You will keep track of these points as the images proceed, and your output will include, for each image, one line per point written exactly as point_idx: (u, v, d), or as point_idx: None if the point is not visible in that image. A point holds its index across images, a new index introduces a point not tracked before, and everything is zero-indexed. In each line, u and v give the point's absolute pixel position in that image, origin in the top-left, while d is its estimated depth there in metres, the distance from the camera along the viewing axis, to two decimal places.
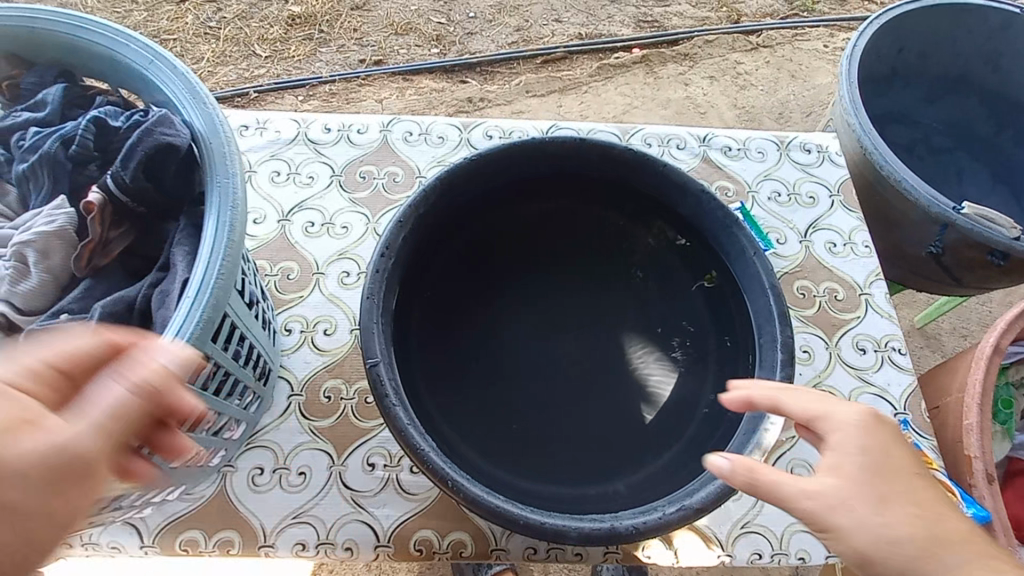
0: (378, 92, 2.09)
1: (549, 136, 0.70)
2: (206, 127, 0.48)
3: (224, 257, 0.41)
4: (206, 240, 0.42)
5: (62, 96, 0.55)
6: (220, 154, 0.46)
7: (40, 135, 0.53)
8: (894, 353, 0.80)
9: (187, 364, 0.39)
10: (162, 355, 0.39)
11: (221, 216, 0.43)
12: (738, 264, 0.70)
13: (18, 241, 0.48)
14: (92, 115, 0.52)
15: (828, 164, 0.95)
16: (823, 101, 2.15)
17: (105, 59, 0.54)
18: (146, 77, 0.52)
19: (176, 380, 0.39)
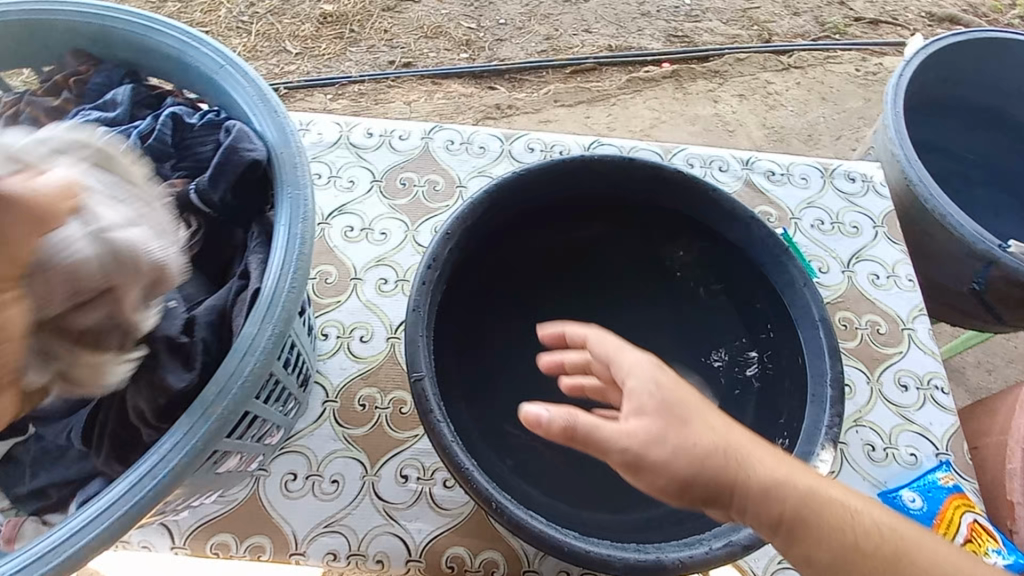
0: (406, 94, 2.09)
1: (601, 154, 0.70)
2: (277, 140, 0.48)
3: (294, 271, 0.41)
4: (277, 253, 0.41)
5: (130, 97, 0.56)
6: (291, 166, 0.46)
7: (112, 133, 0.53)
8: (936, 391, 0.78)
9: (256, 379, 0.39)
10: (234, 369, 0.39)
11: (292, 228, 0.42)
12: (785, 293, 0.69)
13: None
14: (170, 111, 0.54)
15: (872, 194, 0.94)
16: (853, 125, 2.13)
17: (177, 63, 0.55)
18: (216, 83, 0.53)
19: (244, 394, 0.39)
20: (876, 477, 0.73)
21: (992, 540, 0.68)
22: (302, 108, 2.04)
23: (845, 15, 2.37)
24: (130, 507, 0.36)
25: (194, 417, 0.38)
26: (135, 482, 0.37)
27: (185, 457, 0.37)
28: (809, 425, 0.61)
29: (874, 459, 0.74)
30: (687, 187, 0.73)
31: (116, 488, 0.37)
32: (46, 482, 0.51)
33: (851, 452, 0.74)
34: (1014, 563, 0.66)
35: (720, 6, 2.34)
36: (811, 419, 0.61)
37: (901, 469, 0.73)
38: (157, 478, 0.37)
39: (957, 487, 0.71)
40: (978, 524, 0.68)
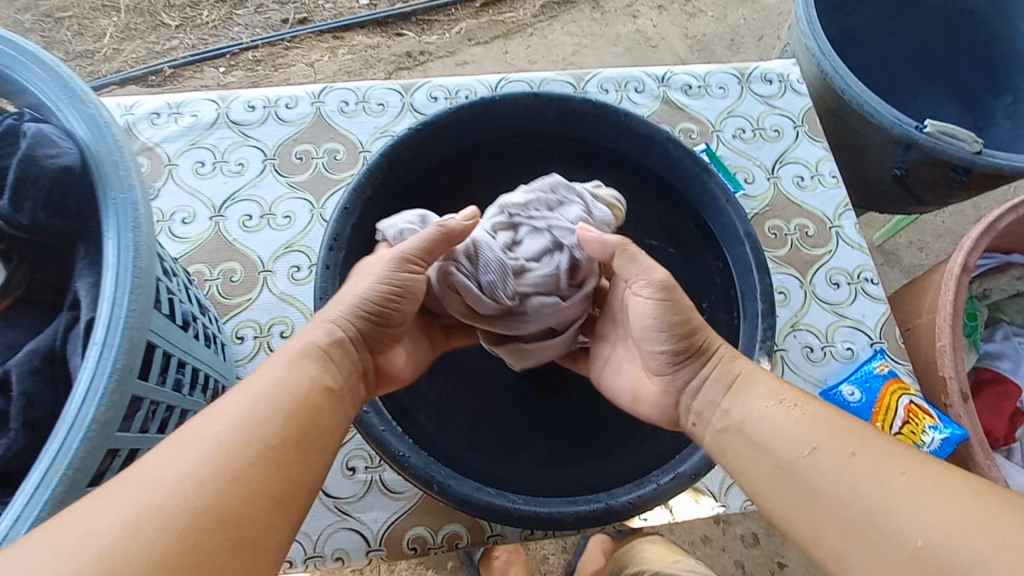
0: (307, 54, 1.92)
1: (498, 94, 0.65)
2: (89, 135, 0.39)
3: (133, 289, 0.35)
4: (108, 273, 0.35)
5: None
6: (111, 163, 0.38)
7: None
8: (867, 284, 0.79)
9: (106, 423, 0.34)
10: (75, 416, 0.33)
11: (122, 237, 0.36)
12: (710, 213, 0.67)
13: None
14: None
15: (791, 94, 0.91)
16: (774, 22, 2.08)
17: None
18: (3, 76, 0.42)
19: (95, 441, 0.34)
20: (816, 377, 0.74)
21: (928, 417, 0.70)
22: (194, 88, 1.85)
23: None
24: None
25: (34, 479, 0.33)
26: None
27: (32, 527, 0.32)
28: (744, 343, 0.61)
29: (814, 360, 0.75)
30: (598, 115, 0.68)
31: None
32: None
33: (792, 358, 0.75)
34: (948, 435, 0.70)
35: None
36: (746, 337, 0.61)
37: (839, 366, 0.75)
38: None
39: (892, 372, 0.73)
40: (914, 405, 0.71)
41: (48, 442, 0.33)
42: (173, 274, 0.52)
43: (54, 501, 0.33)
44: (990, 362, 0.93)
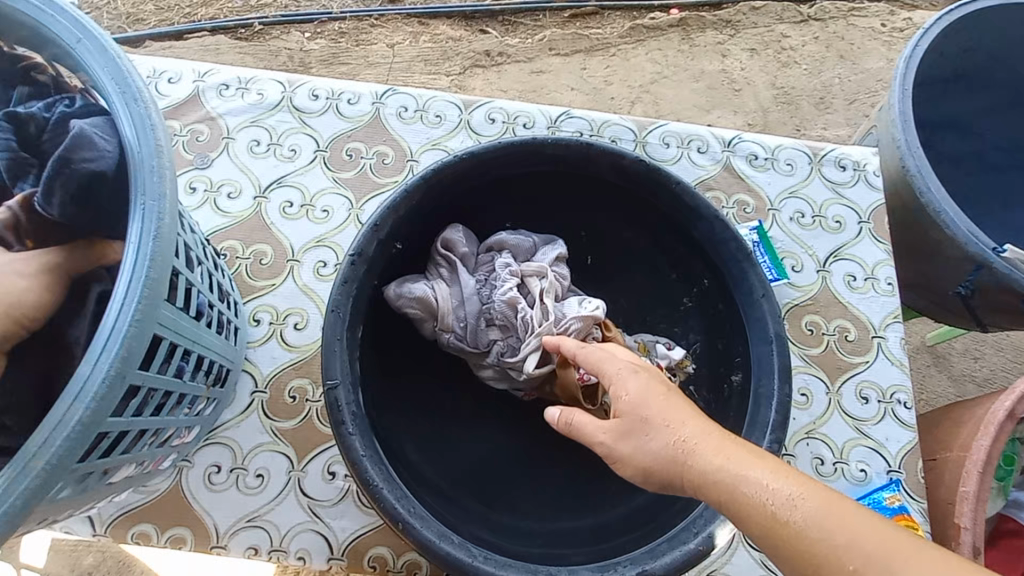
0: (390, 35, 1.94)
1: (552, 139, 0.63)
2: (131, 133, 0.39)
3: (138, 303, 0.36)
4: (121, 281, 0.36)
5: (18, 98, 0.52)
6: (147, 167, 0.38)
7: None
8: (898, 406, 0.74)
9: (85, 430, 0.35)
10: (58, 417, 0.34)
11: (142, 246, 0.37)
12: (743, 304, 0.64)
13: None
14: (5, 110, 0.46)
15: (863, 185, 0.86)
16: (871, 87, 1.97)
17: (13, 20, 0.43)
18: (66, 52, 0.42)
19: (74, 445, 0.35)
20: None
21: None
22: (278, 48, 1.90)
23: None
24: None
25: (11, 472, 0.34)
26: None
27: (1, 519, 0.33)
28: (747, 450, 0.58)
29: (821, 474, 0.71)
30: (650, 179, 0.65)
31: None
32: None
33: (798, 466, 0.71)
34: None
35: None
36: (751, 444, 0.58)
37: (847, 486, 0.71)
38: None
39: (903, 508, 0.69)
40: None
41: (31, 436, 0.34)
42: (196, 264, 0.53)
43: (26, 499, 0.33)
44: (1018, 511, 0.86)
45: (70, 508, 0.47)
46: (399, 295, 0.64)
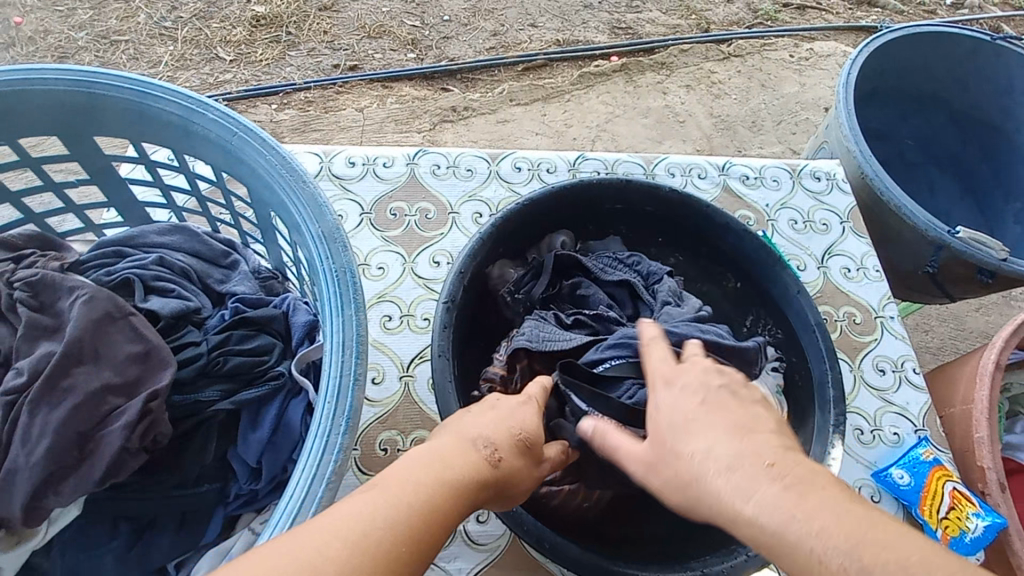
0: (357, 100, 2.02)
1: (600, 180, 0.72)
2: (277, 171, 0.46)
3: (359, 356, 0.39)
4: (310, 430, 0.37)
5: (188, 243, 0.57)
6: (309, 195, 0.44)
7: (156, 271, 0.53)
8: (910, 372, 0.86)
9: (340, 477, 0.36)
10: (313, 471, 0.36)
11: (332, 403, 0.38)
12: (783, 302, 0.73)
13: (123, 427, 0.44)
14: (170, 284, 0.53)
15: (836, 192, 1.00)
16: (791, 109, 2.25)
17: (125, 112, 0.47)
18: (190, 133, 0.47)
19: (331, 499, 0.36)
20: (867, 459, 0.80)
21: (970, 504, 0.75)
22: None
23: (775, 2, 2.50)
24: None
25: (282, 526, 0.35)
26: None
27: None
28: (818, 425, 0.67)
29: (864, 442, 0.81)
30: (684, 204, 0.75)
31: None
32: None
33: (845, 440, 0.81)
34: (989, 522, 0.74)
35: None
36: (819, 420, 0.67)
37: (887, 448, 0.81)
38: None
39: (936, 459, 0.78)
40: (957, 491, 0.76)
41: (292, 495, 0.36)
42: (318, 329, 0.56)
43: None
44: (1014, 452, 0.99)
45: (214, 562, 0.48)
46: (500, 275, 0.72)
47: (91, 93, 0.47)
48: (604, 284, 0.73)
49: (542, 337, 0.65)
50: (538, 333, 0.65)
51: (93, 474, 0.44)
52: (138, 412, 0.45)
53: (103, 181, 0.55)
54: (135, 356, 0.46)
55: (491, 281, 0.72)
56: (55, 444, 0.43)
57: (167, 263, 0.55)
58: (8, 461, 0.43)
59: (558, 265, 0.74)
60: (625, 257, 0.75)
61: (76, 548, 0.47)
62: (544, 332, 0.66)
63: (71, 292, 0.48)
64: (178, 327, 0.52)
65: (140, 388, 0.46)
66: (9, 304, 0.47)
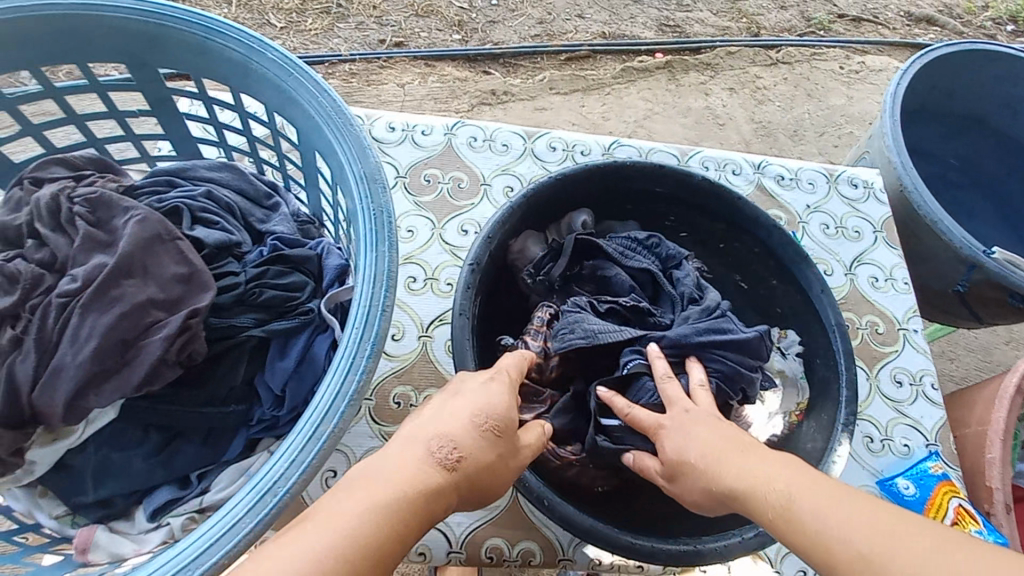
0: (399, 75, 2.05)
1: (634, 162, 0.73)
2: (327, 113, 0.48)
3: (389, 288, 0.41)
4: (337, 351, 0.40)
5: (234, 182, 0.60)
6: (355, 137, 0.47)
7: (202, 203, 0.56)
8: (928, 387, 0.85)
9: (362, 396, 0.39)
10: (338, 387, 0.38)
11: (360, 328, 0.40)
12: (805, 299, 0.73)
13: (163, 339, 0.47)
14: (214, 216, 0.56)
15: (872, 201, 0.99)
16: (835, 122, 2.21)
17: (190, 45, 0.50)
18: (249, 71, 0.50)
19: (352, 414, 0.38)
20: (874, 467, 0.79)
21: (973, 521, 0.73)
22: None
23: (830, 11, 2.43)
24: (254, 529, 0.35)
25: (306, 433, 0.37)
26: (254, 504, 0.36)
27: (302, 475, 0.36)
28: (828, 423, 0.67)
29: (873, 450, 0.80)
30: (715, 194, 0.76)
31: (211, 530, 0.35)
32: (109, 491, 0.51)
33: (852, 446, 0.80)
34: (991, 541, 0.71)
35: None
36: (829, 418, 0.67)
37: (895, 459, 0.80)
38: (278, 497, 0.36)
39: (945, 474, 0.78)
40: (961, 508, 0.74)
41: (316, 407, 0.38)
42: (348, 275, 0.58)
43: (320, 460, 0.37)
44: None
45: (233, 477, 0.52)
46: (520, 252, 0.73)
47: (161, 24, 0.49)
48: (627, 268, 0.72)
49: (592, 332, 0.64)
50: (589, 329, 0.64)
51: (133, 379, 0.47)
52: (177, 329, 0.48)
53: (162, 112, 0.58)
54: (179, 276, 0.49)
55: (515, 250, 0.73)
56: (101, 347, 0.46)
57: (213, 196, 0.58)
58: (56, 358, 0.46)
59: (579, 248, 0.73)
60: (644, 239, 0.75)
61: (109, 449, 0.51)
62: (593, 326, 0.65)
63: (127, 212, 0.51)
64: (220, 257, 0.55)
65: (181, 305, 0.49)
66: (67, 216, 0.50)
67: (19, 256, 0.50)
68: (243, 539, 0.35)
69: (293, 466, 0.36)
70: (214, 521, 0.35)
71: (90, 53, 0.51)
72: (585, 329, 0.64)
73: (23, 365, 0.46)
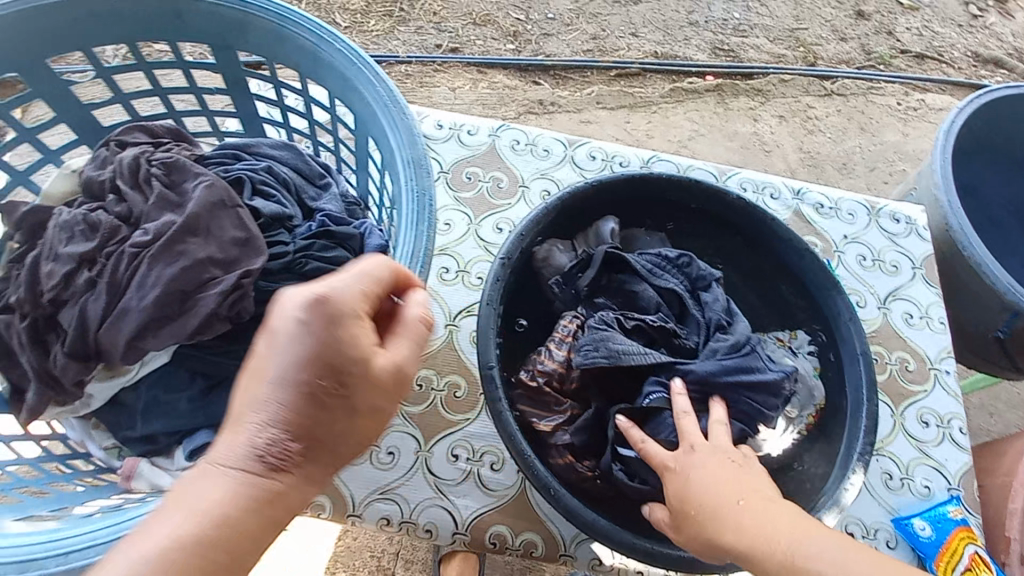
0: (451, 80, 2.12)
1: (669, 175, 0.75)
2: (383, 101, 0.52)
3: (424, 263, 0.44)
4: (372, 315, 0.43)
5: (292, 160, 0.65)
6: (407, 125, 0.50)
7: (261, 177, 0.61)
8: (955, 431, 0.83)
9: (391, 358, 0.42)
10: None
11: (395, 297, 0.43)
12: (831, 325, 0.73)
13: (217, 294, 0.52)
14: (271, 190, 0.61)
15: (914, 237, 0.97)
16: (887, 159, 2.16)
17: (268, 32, 0.55)
18: (318, 59, 0.55)
19: None
20: (890, 504, 0.78)
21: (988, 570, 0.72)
22: None
23: (892, 45, 2.38)
24: None
25: None
26: None
27: None
28: (843, 451, 0.66)
29: (891, 487, 0.79)
30: (748, 212, 0.77)
31: None
32: (155, 429, 0.56)
33: (870, 480, 0.79)
34: None
35: (768, 23, 2.37)
36: (845, 446, 0.66)
37: (913, 499, 0.78)
38: None
39: (964, 520, 0.76)
40: (977, 555, 0.72)
41: None
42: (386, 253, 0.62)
43: None
44: None
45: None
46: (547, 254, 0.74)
47: (245, 12, 0.55)
48: (655, 286, 0.69)
49: (616, 353, 0.63)
50: (613, 349, 0.63)
51: (186, 328, 0.52)
52: (230, 286, 0.52)
53: (235, 91, 0.64)
54: (237, 239, 0.54)
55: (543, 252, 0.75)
56: (163, 295, 0.51)
57: (272, 172, 0.63)
58: (123, 301, 0.51)
59: (608, 260, 0.71)
60: (678, 259, 0.72)
61: (158, 390, 0.56)
62: (618, 347, 0.63)
63: (197, 177, 0.56)
64: (273, 228, 0.59)
65: (236, 266, 0.53)
66: (145, 176, 0.56)
67: (101, 208, 0.56)
68: None
69: None
70: None
71: (181, 33, 0.57)
72: (609, 349, 0.63)
73: (95, 305, 0.51)
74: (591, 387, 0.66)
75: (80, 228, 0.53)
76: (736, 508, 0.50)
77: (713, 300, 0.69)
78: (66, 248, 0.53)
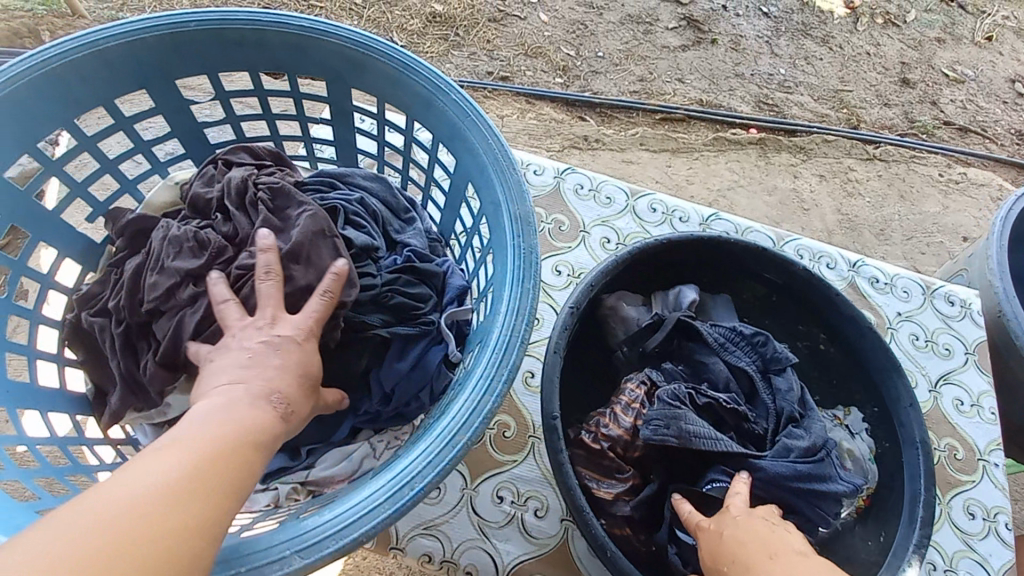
0: (500, 107, 2.16)
1: (739, 240, 0.76)
2: (492, 153, 0.53)
3: (529, 321, 0.45)
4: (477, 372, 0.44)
5: (382, 192, 0.67)
6: (514, 180, 0.52)
7: (354, 207, 0.63)
8: (1002, 526, 0.82)
9: (494, 415, 0.43)
10: (475, 405, 0.43)
11: (499, 355, 0.44)
12: (890, 408, 0.73)
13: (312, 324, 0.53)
14: (362, 219, 0.63)
15: (968, 321, 0.97)
16: (926, 228, 2.15)
17: (385, 74, 0.58)
18: (430, 105, 0.57)
19: (484, 430, 0.43)
20: None
21: None
22: None
23: (936, 116, 2.39)
24: (390, 516, 0.40)
25: (443, 441, 0.42)
26: (394, 494, 0.41)
27: (435, 476, 0.41)
28: (897, 540, 0.65)
29: None
30: (813, 285, 0.77)
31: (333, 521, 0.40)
32: None
33: None
34: None
35: (814, 83, 2.40)
36: (900, 536, 0.65)
37: None
38: (414, 492, 0.40)
39: None
40: None
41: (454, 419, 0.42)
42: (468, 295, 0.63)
43: (454, 466, 0.41)
44: None
45: (337, 458, 0.59)
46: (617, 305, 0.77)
47: (367, 54, 0.57)
48: (726, 361, 0.70)
49: (688, 434, 0.62)
50: (684, 430, 0.62)
51: None
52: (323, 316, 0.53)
53: (337, 122, 0.66)
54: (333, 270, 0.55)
55: (609, 305, 0.77)
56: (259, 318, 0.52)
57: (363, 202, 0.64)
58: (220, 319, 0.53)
59: (678, 327, 0.74)
60: (751, 338, 0.72)
61: None
62: (690, 428, 0.62)
63: (300, 205, 0.58)
64: (361, 258, 0.60)
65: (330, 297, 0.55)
66: (252, 199, 0.58)
67: (207, 226, 0.58)
68: (379, 522, 0.40)
69: (430, 468, 0.41)
70: (353, 507, 0.41)
71: (300, 66, 0.60)
72: (680, 427, 0.62)
73: (192, 320, 0.53)
74: (652, 459, 0.66)
75: (187, 244, 0.55)
76: (769, 562, 0.48)
77: (785, 388, 0.69)
78: (173, 262, 0.54)
